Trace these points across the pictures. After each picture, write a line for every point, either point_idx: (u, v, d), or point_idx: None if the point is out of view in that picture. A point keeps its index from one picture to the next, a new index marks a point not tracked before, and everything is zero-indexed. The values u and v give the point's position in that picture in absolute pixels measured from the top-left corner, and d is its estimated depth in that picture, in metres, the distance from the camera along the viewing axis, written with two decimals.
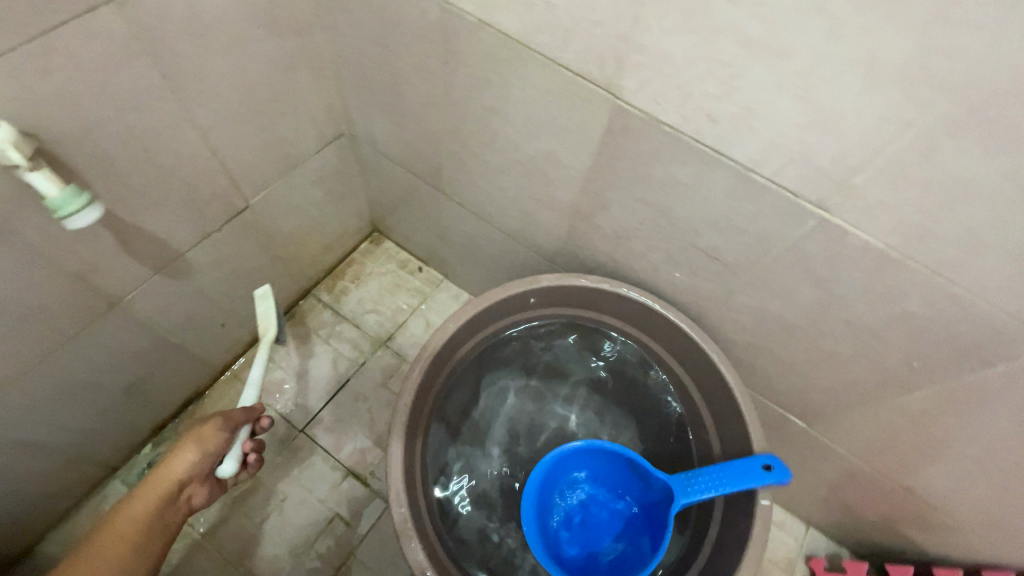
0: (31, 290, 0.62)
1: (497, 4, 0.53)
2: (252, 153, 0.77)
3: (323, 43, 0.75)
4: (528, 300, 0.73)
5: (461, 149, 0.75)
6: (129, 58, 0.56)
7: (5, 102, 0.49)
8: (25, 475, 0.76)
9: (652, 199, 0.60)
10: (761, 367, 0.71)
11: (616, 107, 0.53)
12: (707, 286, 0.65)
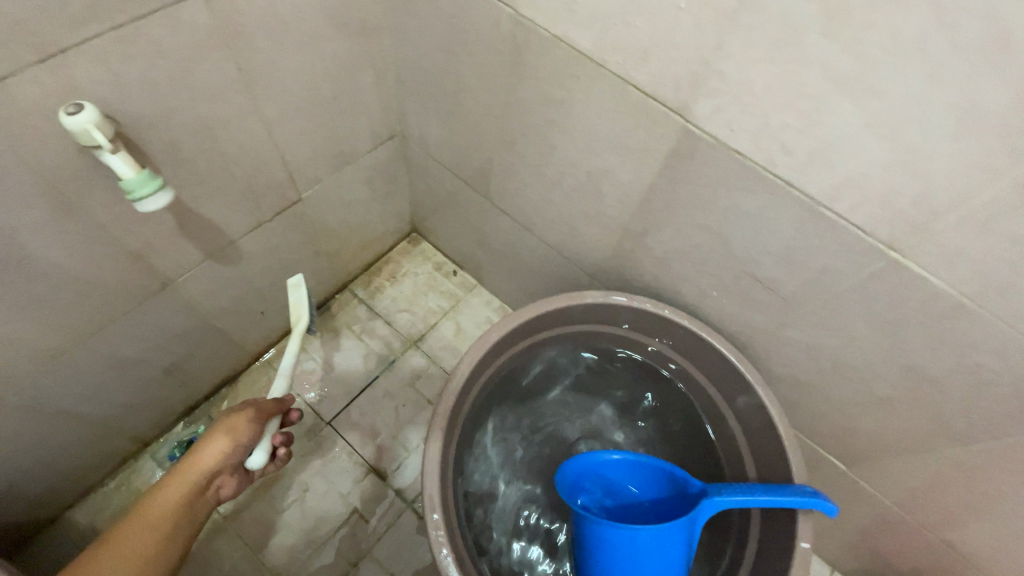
0: (93, 266, 0.64)
1: (573, 21, 0.53)
2: (309, 148, 0.78)
3: (388, 46, 0.77)
4: (571, 315, 0.73)
5: (515, 158, 0.75)
6: (208, 50, 0.57)
7: (92, 84, 0.51)
8: (64, 443, 0.78)
9: (710, 224, 0.59)
10: (805, 404, 0.69)
11: (685, 131, 0.53)
12: (758, 316, 0.64)
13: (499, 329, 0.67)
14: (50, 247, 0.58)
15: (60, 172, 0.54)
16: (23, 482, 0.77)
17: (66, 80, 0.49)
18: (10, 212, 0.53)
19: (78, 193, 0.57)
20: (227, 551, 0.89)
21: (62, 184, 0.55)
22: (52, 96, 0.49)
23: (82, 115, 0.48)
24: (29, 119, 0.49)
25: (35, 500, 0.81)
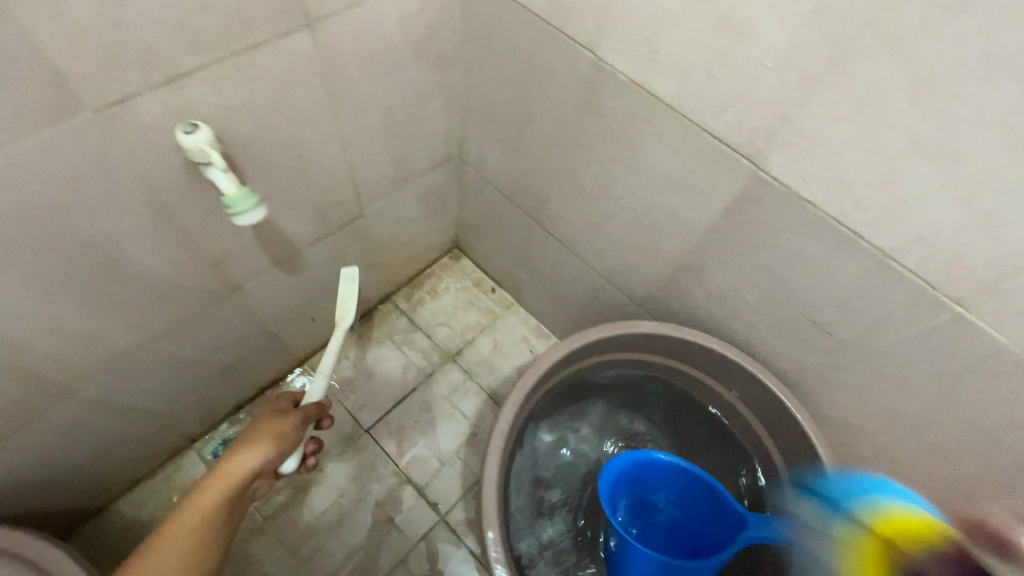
0: (176, 270, 0.67)
1: (654, 69, 0.56)
2: (376, 167, 0.82)
3: (458, 76, 0.81)
4: (622, 343, 0.75)
5: (573, 189, 0.78)
6: (306, 78, 0.62)
7: (205, 106, 0.55)
8: (122, 437, 0.81)
9: (770, 267, 0.61)
10: (849, 445, 0.70)
11: (756, 178, 0.55)
12: (810, 357, 0.66)
13: (555, 353, 0.69)
14: (143, 252, 0.62)
15: (165, 184, 0.58)
16: (81, 472, 0.80)
17: (183, 102, 0.53)
18: (116, 219, 0.57)
19: (175, 204, 0.61)
20: (265, 551, 0.92)
21: (164, 195, 0.59)
22: (169, 116, 0.53)
23: (199, 135, 0.52)
24: (146, 136, 0.53)
25: (88, 490, 0.84)
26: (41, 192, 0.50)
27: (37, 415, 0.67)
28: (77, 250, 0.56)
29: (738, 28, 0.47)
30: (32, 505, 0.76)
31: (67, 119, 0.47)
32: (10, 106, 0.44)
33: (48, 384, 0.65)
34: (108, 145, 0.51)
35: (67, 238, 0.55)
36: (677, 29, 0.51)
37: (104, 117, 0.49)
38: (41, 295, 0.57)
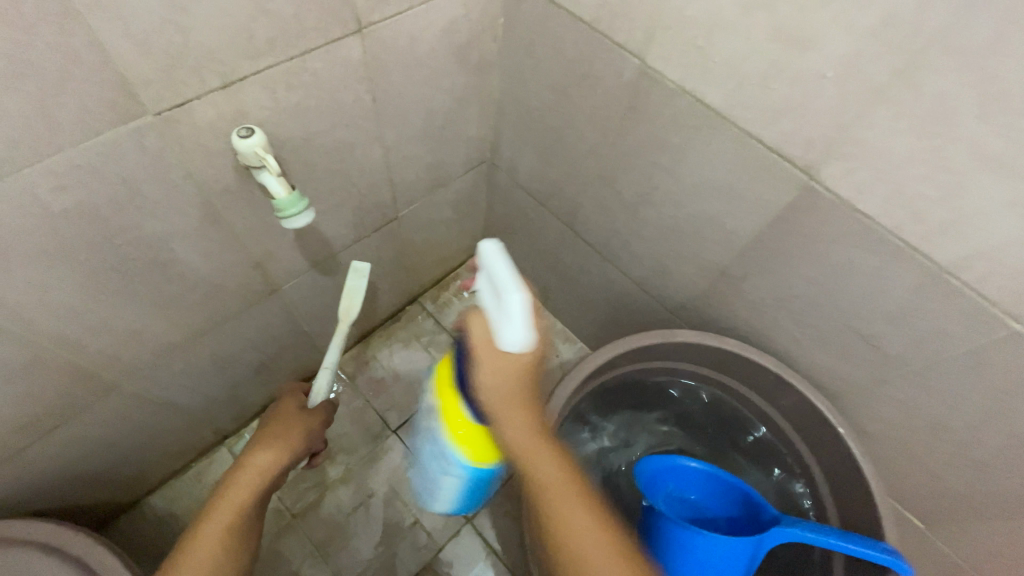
0: (220, 270, 0.69)
1: (705, 78, 0.56)
2: (412, 170, 0.83)
3: (496, 81, 0.81)
4: (660, 351, 0.74)
5: (611, 195, 0.78)
6: (353, 83, 0.62)
7: (258, 110, 0.56)
8: (160, 432, 0.83)
9: (817, 278, 0.60)
10: (890, 460, 0.69)
11: (807, 188, 0.55)
12: (854, 370, 0.65)
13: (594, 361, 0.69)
14: (191, 252, 0.63)
15: (217, 186, 0.59)
16: (120, 466, 0.81)
17: (239, 106, 0.54)
18: (168, 220, 0.58)
19: (224, 205, 0.61)
20: (294, 548, 0.93)
21: (214, 197, 0.60)
22: (224, 120, 0.54)
23: (254, 139, 0.53)
24: (202, 139, 0.54)
25: (125, 483, 0.85)
26: (102, 193, 0.51)
27: (84, 409, 0.68)
28: (130, 250, 0.57)
29: (798, 38, 0.47)
30: (74, 497, 0.78)
31: (129, 123, 0.48)
32: (77, 110, 0.44)
33: (95, 379, 0.66)
34: (165, 148, 0.52)
35: (123, 238, 0.56)
36: (732, 38, 0.51)
37: (163, 120, 0.50)
38: (95, 294, 0.58)
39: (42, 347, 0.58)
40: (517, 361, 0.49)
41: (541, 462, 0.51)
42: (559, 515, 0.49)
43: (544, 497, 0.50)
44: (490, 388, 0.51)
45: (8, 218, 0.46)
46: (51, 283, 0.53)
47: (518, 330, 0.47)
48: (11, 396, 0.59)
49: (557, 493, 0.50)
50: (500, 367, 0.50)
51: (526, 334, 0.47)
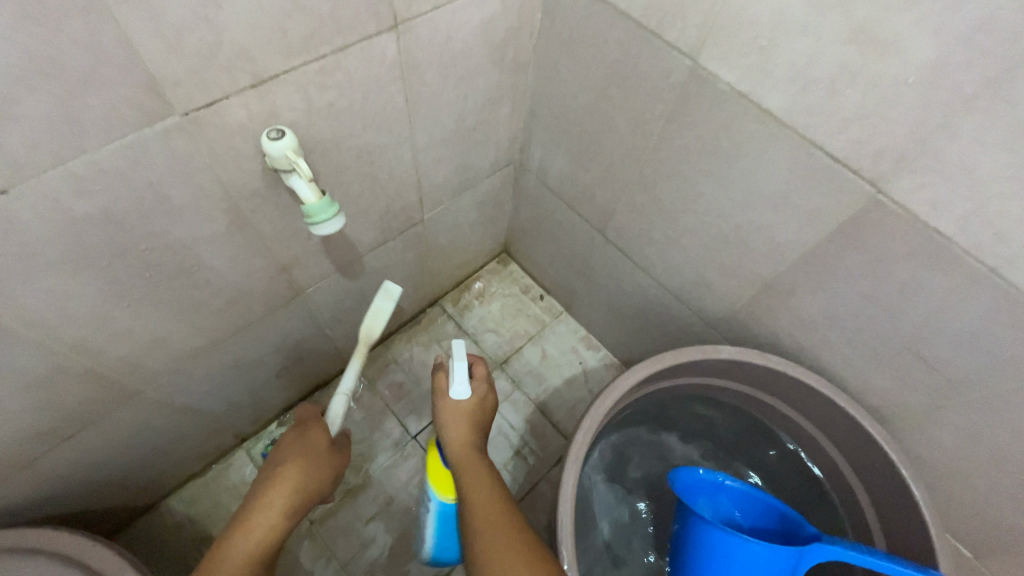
0: (244, 274, 0.66)
1: (765, 81, 0.52)
2: (441, 172, 0.80)
3: (530, 80, 0.77)
4: (700, 366, 0.71)
5: (649, 202, 0.74)
6: (387, 83, 0.59)
7: (288, 111, 0.53)
8: (180, 436, 0.81)
9: (877, 295, 0.56)
10: (945, 490, 0.65)
11: (874, 201, 0.51)
12: (911, 394, 0.61)
13: (632, 377, 0.66)
14: (216, 256, 0.61)
15: (245, 190, 0.56)
16: (139, 470, 0.80)
17: (270, 107, 0.51)
18: (195, 225, 0.56)
19: (251, 209, 0.59)
20: (312, 556, 0.91)
21: (241, 200, 0.57)
22: (255, 121, 0.51)
23: (284, 141, 0.50)
24: (231, 141, 0.51)
25: (144, 487, 0.84)
26: (127, 197, 0.48)
27: (104, 416, 0.66)
28: (155, 255, 0.55)
29: (877, 40, 0.43)
30: (92, 502, 0.76)
31: (156, 124, 0.45)
32: (102, 110, 0.42)
33: (116, 385, 0.64)
34: (193, 151, 0.49)
35: (148, 243, 0.53)
36: (800, 39, 0.47)
37: (191, 121, 0.47)
38: (116, 299, 0.56)
39: (63, 354, 0.56)
40: (464, 405, 0.72)
41: (475, 488, 0.63)
42: (481, 530, 0.57)
43: (473, 515, 0.60)
44: (451, 431, 0.71)
45: (30, 223, 0.44)
46: (74, 289, 0.51)
47: (460, 381, 0.71)
48: (31, 403, 0.57)
49: (484, 510, 0.60)
50: (452, 415, 0.72)
51: (465, 383, 0.71)
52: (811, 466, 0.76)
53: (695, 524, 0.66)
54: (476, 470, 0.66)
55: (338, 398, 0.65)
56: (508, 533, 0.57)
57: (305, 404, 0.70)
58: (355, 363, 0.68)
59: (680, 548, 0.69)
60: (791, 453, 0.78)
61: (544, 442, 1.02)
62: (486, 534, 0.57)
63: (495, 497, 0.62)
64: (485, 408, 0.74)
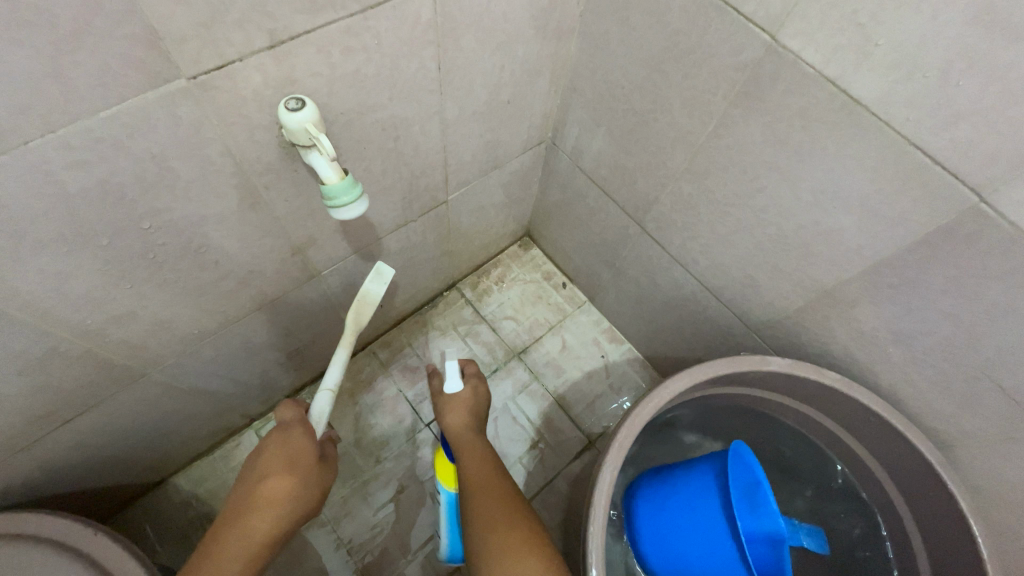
0: (256, 255, 0.61)
1: (860, 64, 0.45)
2: (469, 150, 0.73)
3: (572, 50, 0.70)
4: (743, 376, 0.67)
5: (697, 192, 0.67)
6: (419, 48, 0.52)
7: (308, 77, 0.46)
8: (187, 417, 0.78)
9: (958, 316, 0.50)
10: (1002, 524, 0.60)
11: (974, 211, 0.44)
12: (980, 424, 0.55)
13: (674, 386, 0.63)
14: (227, 236, 0.56)
15: (258, 165, 0.51)
16: (144, 451, 0.77)
17: (288, 72, 0.45)
18: (203, 202, 0.50)
19: (266, 186, 0.53)
20: (321, 543, 0.89)
21: (255, 176, 0.52)
22: (271, 87, 0.45)
23: (304, 113, 0.44)
24: (245, 110, 0.45)
25: (150, 466, 0.81)
26: (127, 169, 0.43)
27: (105, 399, 0.63)
28: (159, 234, 0.50)
29: (1013, 22, 0.36)
30: (96, 480, 0.74)
31: (159, 87, 0.39)
32: (96, 69, 0.36)
33: (118, 369, 0.60)
34: (201, 120, 0.43)
35: (151, 221, 0.48)
36: (912, 16, 0.40)
37: (199, 85, 0.41)
38: (117, 281, 0.51)
39: (60, 338, 0.52)
40: (458, 397, 0.76)
41: (471, 460, 0.67)
42: (480, 504, 0.60)
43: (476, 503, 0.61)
44: (447, 421, 0.75)
45: (16, 198, 0.39)
46: (69, 270, 0.46)
47: (450, 375, 0.76)
48: (27, 387, 0.53)
49: (476, 476, 0.64)
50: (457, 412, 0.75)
51: (456, 376, 0.76)
52: (853, 483, 0.73)
53: (711, 495, 0.61)
54: (472, 446, 0.70)
55: (323, 393, 0.61)
56: (495, 492, 0.61)
57: (287, 401, 0.66)
58: (340, 354, 0.64)
59: (665, 490, 0.68)
60: (829, 467, 0.75)
61: (562, 437, 0.99)
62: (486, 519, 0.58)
63: (493, 470, 0.65)
64: (480, 399, 0.78)
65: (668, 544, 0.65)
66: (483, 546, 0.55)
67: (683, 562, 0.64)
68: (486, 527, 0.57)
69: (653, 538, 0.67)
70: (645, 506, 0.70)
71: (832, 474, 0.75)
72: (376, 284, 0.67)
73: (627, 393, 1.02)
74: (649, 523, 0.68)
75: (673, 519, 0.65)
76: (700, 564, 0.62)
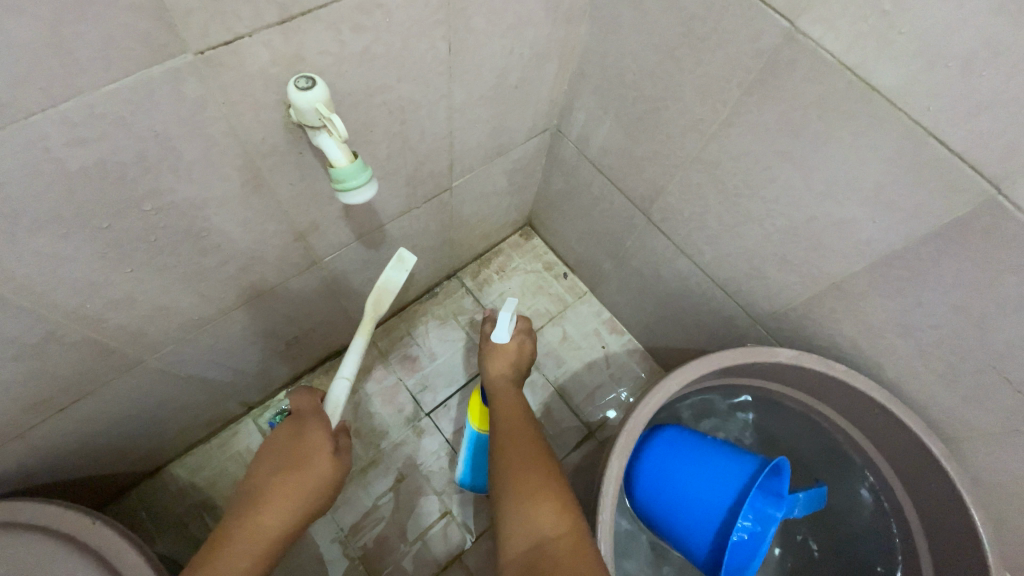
0: (258, 240, 0.60)
1: (881, 52, 0.44)
2: (475, 136, 0.72)
3: (582, 35, 0.68)
4: (750, 367, 0.68)
5: (707, 182, 0.67)
6: (429, 28, 0.51)
7: (317, 55, 0.45)
8: (184, 405, 0.76)
9: (969, 308, 0.51)
10: (1001, 513, 0.62)
11: (991, 203, 0.44)
12: (984, 416, 0.56)
13: (681, 377, 0.63)
14: (229, 220, 0.54)
15: (263, 147, 0.49)
16: (141, 438, 0.75)
17: (296, 49, 0.43)
18: (206, 184, 0.49)
19: (270, 168, 0.52)
20: (320, 533, 0.88)
21: (259, 158, 0.50)
22: (279, 66, 0.43)
23: (315, 93, 0.43)
24: (250, 88, 0.43)
25: (146, 454, 0.80)
26: (128, 149, 0.41)
27: (102, 386, 0.61)
28: (161, 217, 0.48)
29: None
30: (92, 469, 0.73)
31: (163, 62, 0.38)
32: (98, 40, 0.34)
33: (116, 355, 0.59)
34: (206, 97, 0.42)
35: (151, 203, 0.46)
36: (938, 3, 0.39)
37: (205, 61, 0.39)
38: (117, 265, 0.49)
39: (56, 323, 0.50)
40: (504, 348, 0.80)
41: (504, 411, 0.69)
42: (504, 447, 0.61)
43: (503, 444, 0.61)
44: (491, 368, 0.79)
45: (12, 177, 0.37)
46: (67, 253, 0.45)
47: (501, 326, 0.78)
48: (22, 373, 0.52)
49: (508, 424, 0.66)
50: (505, 360, 0.79)
51: (507, 328, 0.77)
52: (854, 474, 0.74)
53: (735, 461, 0.65)
54: (508, 394, 0.73)
55: (340, 382, 0.62)
56: (524, 439, 0.62)
57: (302, 388, 0.67)
58: (359, 342, 0.64)
59: (686, 440, 0.70)
60: (831, 456, 0.76)
61: (562, 427, 0.99)
62: (510, 462, 0.58)
63: (525, 422, 0.66)
64: (523, 354, 0.82)
65: (663, 482, 0.68)
66: (505, 483, 0.56)
67: (667, 502, 0.67)
68: (509, 469, 0.57)
69: (649, 479, 0.70)
70: (658, 440, 0.71)
71: (832, 465, 0.76)
72: (394, 271, 0.67)
73: (626, 383, 1.02)
74: (656, 456, 0.70)
75: (684, 469, 0.67)
76: (683, 511, 0.66)
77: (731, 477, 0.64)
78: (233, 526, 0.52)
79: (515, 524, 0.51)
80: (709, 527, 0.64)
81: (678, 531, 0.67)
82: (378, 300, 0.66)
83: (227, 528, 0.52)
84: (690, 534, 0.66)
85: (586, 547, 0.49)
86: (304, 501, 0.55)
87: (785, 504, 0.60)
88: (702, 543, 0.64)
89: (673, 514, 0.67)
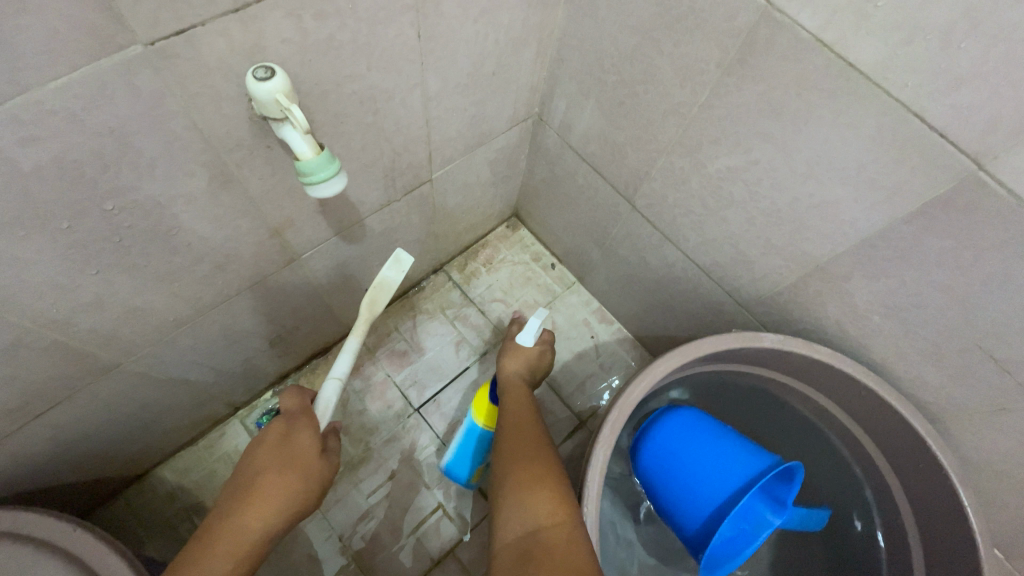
0: (231, 238, 0.59)
1: (858, 27, 0.43)
2: (453, 126, 0.71)
3: (559, 19, 0.67)
4: (737, 351, 0.67)
5: (690, 167, 0.66)
6: (398, 13, 0.49)
7: (278, 44, 0.43)
8: (168, 408, 0.76)
9: (953, 288, 0.50)
10: (991, 493, 0.62)
11: (974, 180, 0.43)
12: (971, 395, 0.56)
13: (666, 364, 0.62)
14: (198, 218, 0.53)
15: (228, 143, 0.48)
16: (124, 442, 0.75)
17: (255, 38, 0.41)
18: (171, 180, 0.47)
19: (237, 163, 0.51)
20: (312, 530, 0.88)
21: (225, 152, 0.49)
22: (238, 55, 0.41)
23: (274, 83, 0.41)
24: (210, 80, 0.42)
25: (130, 458, 0.79)
26: (83, 146, 0.40)
27: (78, 391, 0.60)
28: (125, 217, 0.47)
29: None
30: (75, 474, 0.72)
31: (113, 55, 0.36)
32: (43, 34, 0.33)
33: (89, 359, 0.58)
34: (163, 91, 0.40)
35: (113, 203, 0.45)
36: None
37: (158, 52, 0.38)
38: (82, 267, 0.48)
39: (24, 329, 0.49)
40: (525, 348, 0.81)
41: (513, 404, 0.70)
42: (506, 440, 0.61)
43: (506, 437, 0.62)
44: (508, 363, 0.80)
45: None
46: (29, 256, 0.44)
47: (529, 330, 0.78)
48: None
49: (514, 417, 0.66)
50: (519, 358, 0.80)
51: (532, 332, 0.78)
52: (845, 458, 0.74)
53: (746, 453, 0.64)
54: (517, 389, 0.74)
55: (330, 382, 0.61)
56: (528, 433, 0.62)
57: (292, 388, 0.65)
58: (352, 343, 0.63)
59: (704, 422, 0.69)
60: (822, 441, 0.75)
61: (553, 418, 0.98)
62: (508, 453, 0.59)
63: (529, 416, 0.66)
64: (542, 361, 0.83)
65: (668, 458, 0.68)
66: (504, 473, 0.56)
67: (668, 480, 0.67)
68: (509, 459, 0.58)
69: (654, 457, 0.70)
70: (678, 415, 0.71)
71: (821, 449, 0.76)
72: (392, 274, 0.65)
73: (616, 373, 1.02)
74: (670, 429, 0.69)
75: (690, 452, 0.67)
76: (680, 490, 0.66)
77: (736, 472, 0.63)
78: (216, 524, 0.51)
79: (511, 512, 0.51)
80: (700, 512, 0.64)
81: (672, 509, 0.67)
82: (374, 302, 0.65)
83: (211, 526, 0.51)
84: (680, 514, 0.66)
85: (578, 538, 0.48)
86: (287, 501, 0.54)
87: (786, 512, 0.60)
88: (692, 525, 0.64)
89: (671, 492, 0.67)
